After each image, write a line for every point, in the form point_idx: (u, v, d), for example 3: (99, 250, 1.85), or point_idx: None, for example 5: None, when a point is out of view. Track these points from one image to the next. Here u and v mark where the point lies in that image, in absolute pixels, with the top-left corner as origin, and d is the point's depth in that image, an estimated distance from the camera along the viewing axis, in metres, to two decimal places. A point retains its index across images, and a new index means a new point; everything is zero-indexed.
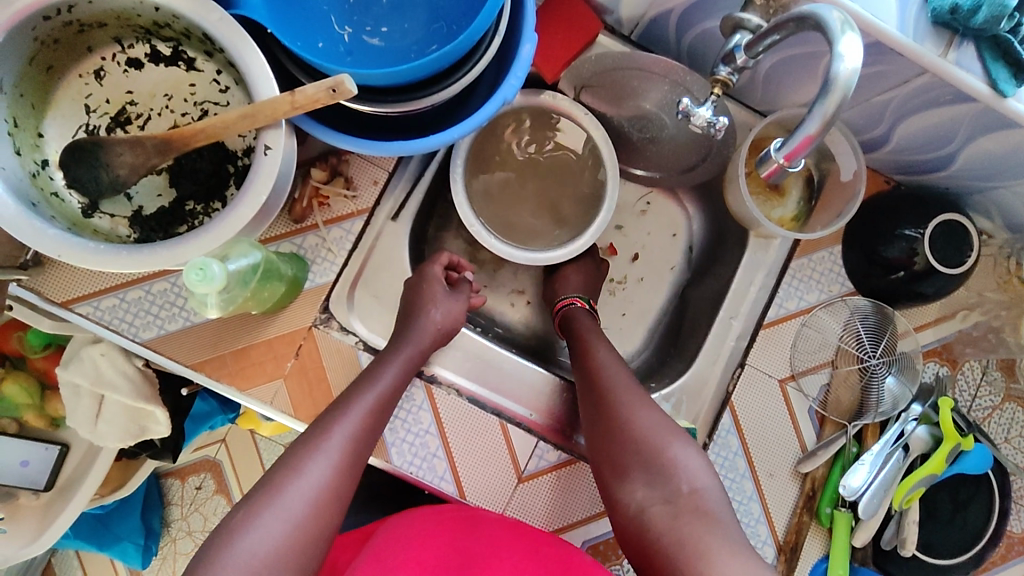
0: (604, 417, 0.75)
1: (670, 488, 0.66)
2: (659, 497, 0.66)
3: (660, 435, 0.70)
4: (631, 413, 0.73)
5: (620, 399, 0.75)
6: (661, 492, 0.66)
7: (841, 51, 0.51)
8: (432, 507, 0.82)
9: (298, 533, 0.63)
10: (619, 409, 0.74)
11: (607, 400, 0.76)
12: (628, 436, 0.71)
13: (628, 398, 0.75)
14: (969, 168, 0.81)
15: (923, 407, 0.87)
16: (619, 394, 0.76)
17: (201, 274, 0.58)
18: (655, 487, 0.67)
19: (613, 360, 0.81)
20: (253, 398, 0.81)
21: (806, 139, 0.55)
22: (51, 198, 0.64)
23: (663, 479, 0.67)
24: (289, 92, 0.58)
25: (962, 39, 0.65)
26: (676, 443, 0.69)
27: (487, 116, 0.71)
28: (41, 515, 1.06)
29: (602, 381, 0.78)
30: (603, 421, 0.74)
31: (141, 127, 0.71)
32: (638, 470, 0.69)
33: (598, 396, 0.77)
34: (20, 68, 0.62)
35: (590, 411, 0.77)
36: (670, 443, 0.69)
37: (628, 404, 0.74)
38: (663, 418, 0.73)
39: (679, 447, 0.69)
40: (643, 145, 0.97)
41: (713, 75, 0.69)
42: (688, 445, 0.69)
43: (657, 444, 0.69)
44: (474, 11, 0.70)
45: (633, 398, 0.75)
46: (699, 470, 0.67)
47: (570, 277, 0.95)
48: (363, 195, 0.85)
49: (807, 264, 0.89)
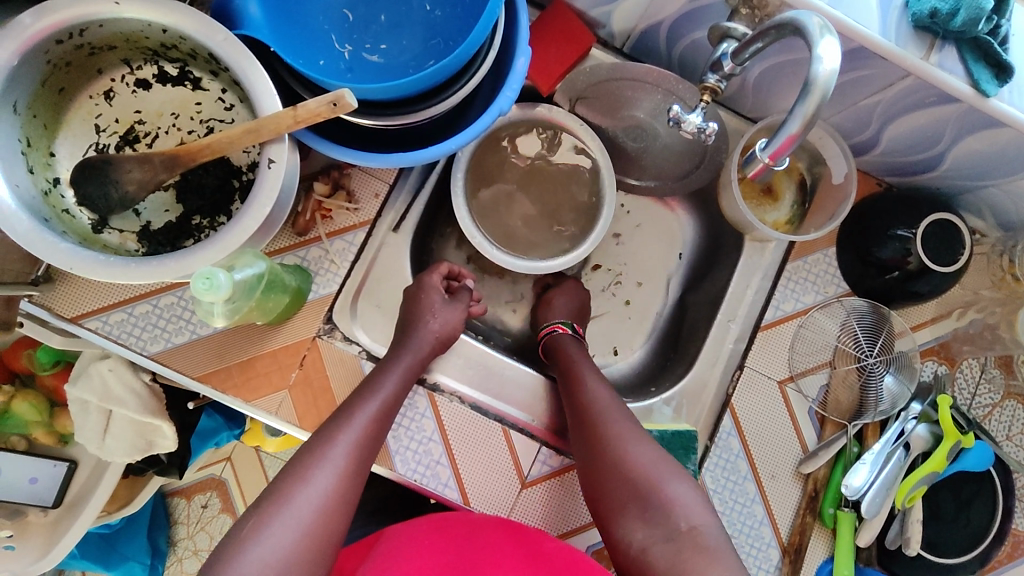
0: (596, 451, 0.75)
1: (669, 527, 0.67)
2: (660, 536, 0.67)
3: (657, 472, 0.71)
4: (625, 449, 0.73)
5: (612, 433, 0.75)
6: (661, 530, 0.67)
7: (819, 53, 0.53)
8: (433, 516, 0.83)
9: (305, 536, 0.64)
10: (612, 444, 0.74)
11: (597, 432, 0.76)
12: (626, 474, 0.72)
13: (621, 432, 0.75)
14: (958, 167, 0.83)
15: (923, 405, 0.87)
16: (610, 426, 0.76)
17: (207, 283, 0.60)
18: (656, 526, 0.67)
19: (601, 388, 0.82)
20: (259, 409, 0.82)
21: (789, 139, 0.57)
22: (62, 214, 0.66)
23: (663, 517, 0.68)
24: (292, 107, 0.60)
25: (944, 42, 0.67)
26: (674, 480, 0.70)
27: (484, 126, 0.73)
28: (49, 532, 1.06)
29: (591, 412, 0.78)
30: (595, 457, 0.75)
31: (149, 146, 0.73)
32: (636, 509, 0.69)
33: (588, 428, 0.77)
34: (33, 90, 0.64)
35: (581, 445, 0.77)
36: (667, 479, 0.70)
37: (622, 439, 0.74)
38: (659, 452, 0.74)
39: (675, 484, 0.70)
40: (638, 154, 0.98)
41: (702, 83, 0.70)
42: (684, 482, 0.70)
43: (656, 482, 0.70)
44: (470, 26, 0.72)
45: (626, 431, 0.75)
46: (697, 506, 0.68)
47: (555, 303, 0.96)
48: (365, 208, 0.86)
49: (802, 266, 0.90)
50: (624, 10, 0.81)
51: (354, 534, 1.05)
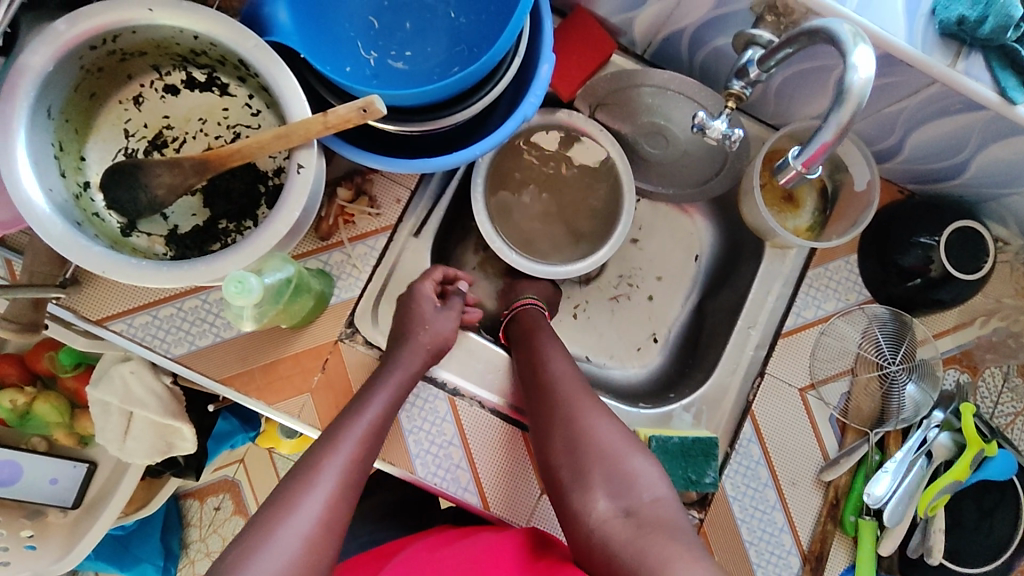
0: (559, 424, 0.76)
1: (631, 499, 0.68)
2: (621, 509, 0.68)
3: (621, 445, 0.72)
4: (588, 421, 0.75)
5: (576, 406, 0.76)
6: (624, 503, 0.68)
7: (853, 62, 0.53)
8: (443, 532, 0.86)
9: (321, 533, 0.67)
10: (575, 417, 0.75)
11: (564, 407, 0.76)
12: (589, 446, 0.73)
13: (585, 405, 0.76)
14: (982, 175, 0.82)
15: (945, 413, 0.87)
16: (577, 402, 0.77)
17: (239, 287, 0.60)
18: (618, 499, 0.69)
19: (565, 365, 0.82)
20: (282, 411, 0.83)
21: (822, 147, 0.57)
22: (92, 218, 0.67)
23: (625, 489, 0.69)
24: (322, 113, 0.60)
25: (970, 49, 0.67)
26: (637, 454, 0.72)
27: (508, 132, 0.72)
28: (68, 532, 1.07)
29: (559, 387, 0.79)
30: (558, 429, 0.75)
31: (177, 150, 0.74)
32: (599, 481, 0.70)
33: (553, 402, 0.77)
34: (66, 95, 0.65)
35: (543, 415, 0.77)
36: (632, 455, 0.72)
37: (585, 411, 0.76)
38: (621, 427, 0.75)
39: (638, 458, 0.71)
40: (657, 159, 0.98)
41: (727, 89, 0.71)
42: (647, 457, 0.72)
43: (620, 454, 0.72)
44: (494, 34, 0.72)
45: (590, 405, 0.77)
46: (659, 481, 0.70)
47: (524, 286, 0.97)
48: (387, 212, 0.87)
49: (823, 273, 0.90)
50: (647, 16, 0.81)
51: (367, 539, 1.05)
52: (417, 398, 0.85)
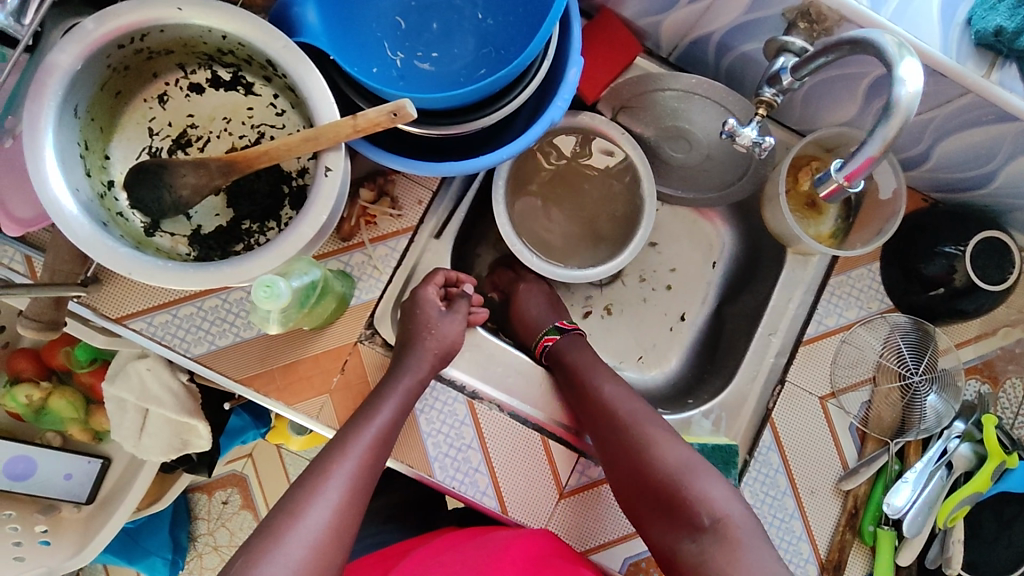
0: (620, 451, 0.78)
1: (696, 523, 0.71)
2: (689, 533, 0.71)
3: (683, 468, 0.74)
4: (650, 447, 0.77)
5: (636, 432, 0.78)
6: (690, 527, 0.71)
7: (900, 74, 0.52)
8: (453, 533, 0.86)
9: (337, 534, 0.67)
10: (637, 444, 0.77)
11: (623, 434, 0.79)
12: (652, 472, 0.75)
13: (646, 430, 0.78)
14: (1010, 185, 0.82)
15: (966, 424, 0.86)
16: (637, 428, 0.79)
17: (268, 292, 0.61)
18: (685, 523, 0.72)
19: (619, 389, 0.84)
20: (300, 412, 0.83)
21: (867, 160, 0.56)
22: (117, 217, 0.66)
23: (690, 513, 0.72)
24: (351, 117, 0.59)
25: (1006, 60, 0.66)
26: (700, 474, 0.74)
27: (535, 137, 0.72)
28: (83, 528, 1.08)
29: (616, 413, 0.81)
30: (621, 456, 0.78)
31: (201, 150, 0.73)
32: (666, 507, 0.74)
33: (611, 431, 0.80)
34: (93, 94, 0.64)
35: (605, 442, 0.80)
36: (697, 476, 0.74)
37: (647, 437, 0.78)
38: (684, 447, 0.77)
39: (700, 478, 0.73)
40: (679, 163, 0.97)
41: (757, 96, 0.70)
42: (710, 474, 0.74)
43: (682, 479, 0.74)
44: (523, 37, 0.71)
45: (651, 429, 0.79)
46: (724, 499, 0.72)
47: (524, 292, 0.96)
48: (408, 214, 0.86)
49: (845, 281, 0.90)
50: (674, 20, 0.81)
51: (371, 541, 1.04)
52: (436, 399, 0.85)
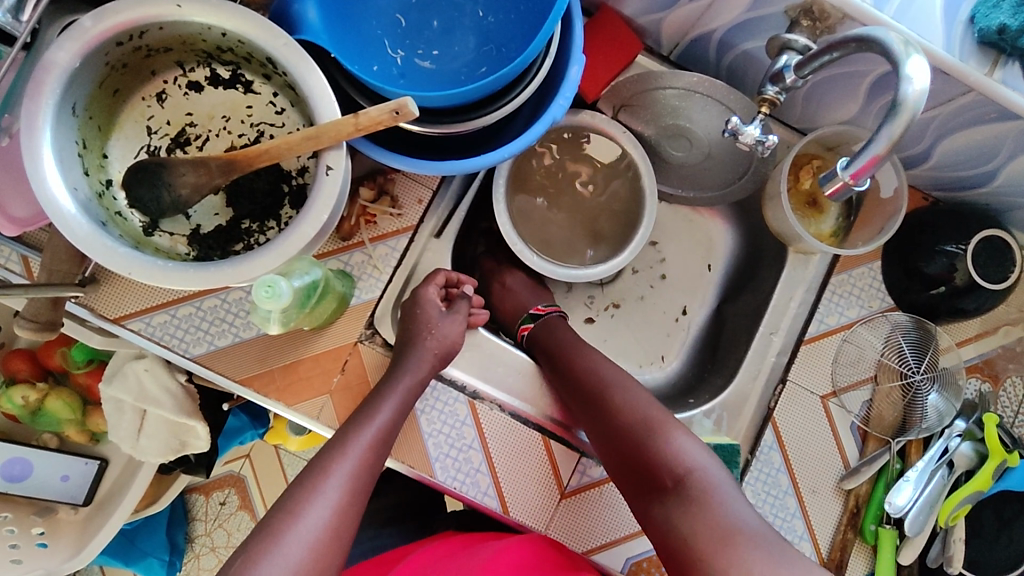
0: (596, 417, 0.79)
1: (669, 479, 0.71)
2: (662, 489, 0.72)
3: (654, 426, 0.75)
4: (622, 408, 0.78)
5: (609, 396, 0.80)
6: (663, 483, 0.72)
7: (908, 73, 0.52)
8: (450, 538, 0.86)
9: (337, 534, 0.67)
10: (610, 407, 0.79)
11: (600, 400, 0.80)
12: (625, 433, 0.76)
13: (619, 394, 0.80)
14: (1012, 184, 0.82)
15: (967, 423, 0.86)
16: (614, 394, 0.80)
17: (268, 291, 0.61)
18: (659, 480, 0.72)
19: (597, 358, 0.85)
20: (300, 413, 0.82)
21: (873, 158, 0.56)
22: (115, 217, 0.65)
23: (662, 469, 0.72)
24: (353, 115, 0.59)
25: (1009, 58, 0.66)
26: (671, 431, 0.75)
27: (537, 135, 0.71)
28: (80, 529, 1.07)
29: (591, 380, 0.82)
30: (597, 421, 0.79)
31: (200, 148, 0.72)
32: (639, 466, 0.74)
33: (589, 398, 0.81)
34: (91, 92, 0.64)
35: (582, 410, 0.82)
36: (667, 433, 0.75)
37: (620, 400, 0.79)
38: (656, 407, 0.78)
39: (671, 435, 0.74)
40: (680, 163, 0.97)
41: (760, 94, 0.70)
42: (682, 432, 0.75)
43: (653, 436, 0.74)
44: (524, 35, 0.71)
45: (624, 393, 0.80)
46: (695, 454, 0.72)
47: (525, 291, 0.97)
48: (408, 213, 0.85)
49: (846, 280, 0.90)
50: (676, 18, 0.80)
51: (371, 543, 1.03)
52: (437, 399, 0.84)
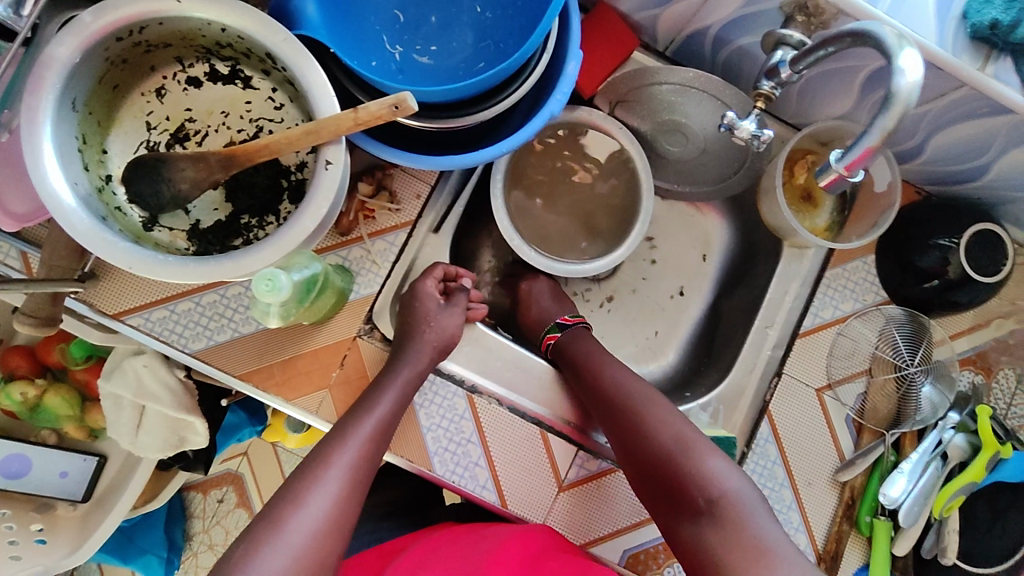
0: (625, 435, 0.79)
1: (701, 501, 0.71)
2: (694, 511, 0.71)
3: (685, 446, 0.74)
4: (652, 426, 0.77)
5: (638, 413, 0.79)
6: (694, 505, 0.71)
7: (900, 65, 0.53)
8: (450, 528, 0.86)
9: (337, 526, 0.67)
10: (639, 426, 0.78)
11: (628, 417, 0.79)
12: (655, 452, 0.76)
13: (648, 412, 0.79)
14: (1004, 178, 0.83)
15: (960, 415, 0.88)
16: (642, 411, 0.79)
17: (269, 285, 0.62)
18: (691, 502, 0.72)
19: (625, 373, 0.84)
20: (299, 408, 0.83)
21: (866, 151, 0.56)
22: (115, 212, 0.66)
23: (694, 491, 0.72)
24: (352, 109, 0.59)
25: (1000, 53, 0.67)
26: (701, 451, 0.74)
27: (534, 130, 0.72)
28: (79, 526, 1.07)
29: (619, 397, 0.81)
30: (626, 440, 0.79)
31: (199, 144, 0.73)
32: (670, 486, 0.74)
33: (617, 415, 0.80)
34: (90, 87, 0.64)
35: (610, 428, 0.81)
36: (698, 454, 0.74)
37: (648, 417, 0.78)
38: (686, 425, 0.77)
39: (703, 455, 0.73)
40: (676, 158, 0.97)
41: (755, 90, 0.71)
42: (713, 451, 0.74)
43: (683, 457, 0.74)
44: (522, 31, 0.72)
45: (653, 411, 0.79)
46: (727, 474, 0.72)
47: (536, 289, 0.97)
48: (406, 208, 0.86)
49: (841, 274, 0.91)
50: (671, 14, 0.81)
51: (369, 538, 1.04)
52: (436, 393, 0.85)
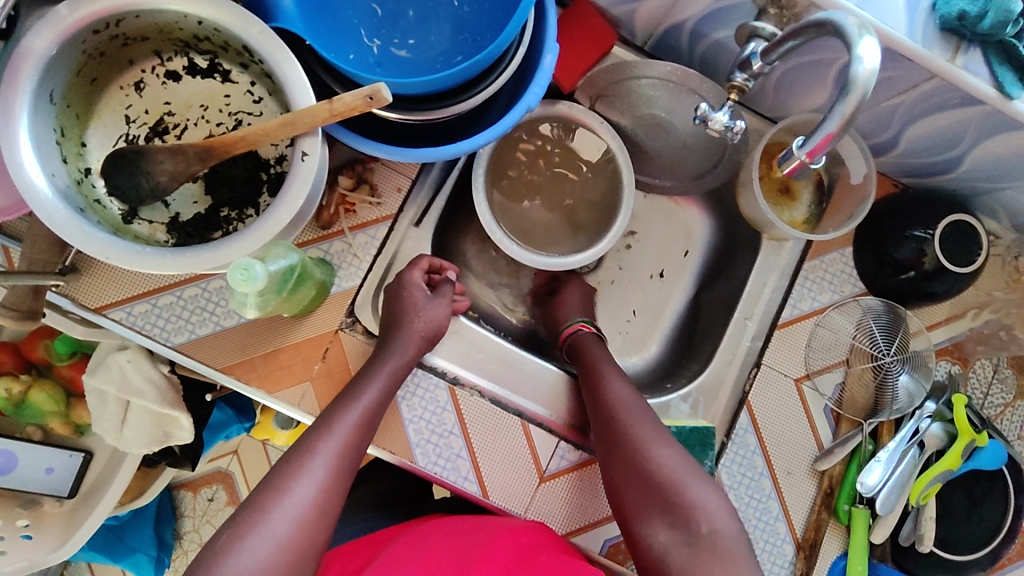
0: (621, 453, 0.76)
1: (690, 531, 0.68)
2: (680, 540, 0.68)
3: (682, 474, 0.72)
4: (650, 449, 0.74)
5: (638, 433, 0.76)
6: (682, 533, 0.68)
7: (859, 53, 0.54)
8: (440, 519, 0.86)
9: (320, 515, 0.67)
10: (638, 446, 0.75)
11: (627, 434, 0.76)
12: (650, 475, 0.72)
13: (648, 433, 0.76)
14: (976, 169, 0.84)
15: (937, 404, 0.89)
16: (642, 432, 0.76)
17: (244, 275, 0.61)
18: (678, 529, 0.68)
19: (626, 392, 0.82)
20: (281, 400, 0.83)
21: (827, 137, 0.58)
22: (94, 204, 0.66)
23: (685, 520, 0.69)
24: (327, 101, 0.60)
25: (970, 44, 0.68)
26: (697, 482, 0.71)
27: (511, 122, 0.73)
28: (65, 522, 1.07)
29: (622, 415, 0.79)
30: (621, 457, 0.75)
31: (178, 137, 0.74)
32: (659, 510, 0.70)
33: (612, 431, 0.78)
34: (68, 80, 0.64)
35: (605, 444, 0.78)
36: (693, 484, 0.71)
37: (648, 439, 0.75)
38: (684, 455, 0.75)
39: (699, 486, 0.71)
40: (656, 153, 1.00)
41: (729, 82, 0.72)
42: (708, 484, 0.71)
43: (680, 484, 0.71)
44: (499, 23, 0.73)
45: (654, 434, 0.76)
46: (719, 509, 0.69)
47: (568, 296, 0.98)
48: (388, 202, 0.87)
49: (819, 266, 0.91)
50: (648, 8, 0.82)
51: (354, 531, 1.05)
52: (418, 386, 0.85)
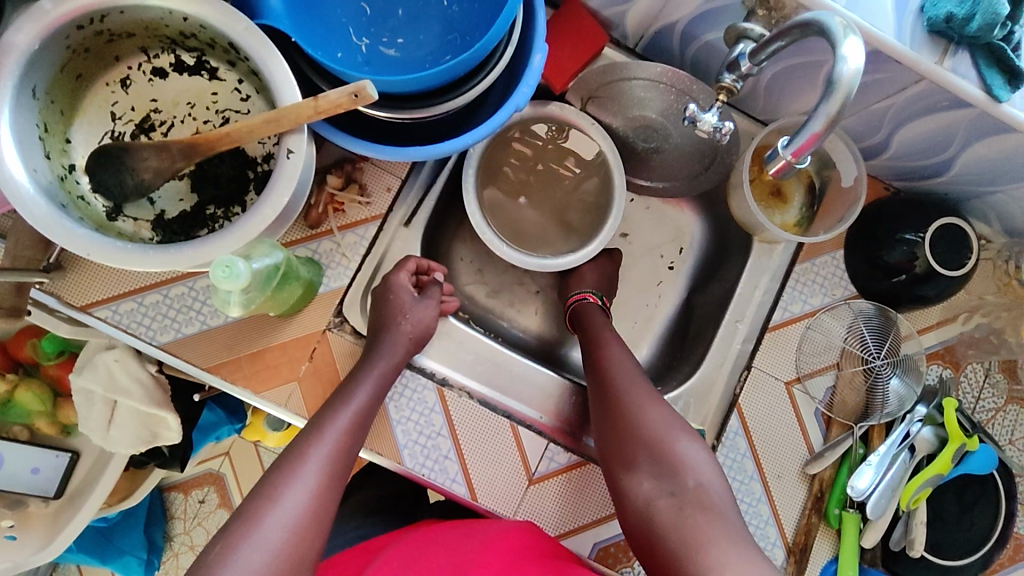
0: (612, 412, 0.76)
1: (676, 483, 0.68)
2: (666, 491, 0.68)
3: (670, 430, 0.72)
4: (640, 408, 0.75)
5: (629, 394, 0.77)
6: (669, 486, 0.69)
7: (843, 53, 0.54)
8: (432, 526, 0.84)
9: (311, 518, 0.67)
10: (628, 405, 0.76)
11: (618, 395, 0.77)
12: (638, 431, 0.73)
13: (638, 393, 0.77)
14: (966, 173, 0.84)
15: (928, 408, 0.88)
16: (632, 393, 0.77)
17: (227, 272, 0.62)
18: (664, 480, 0.69)
19: (625, 358, 0.82)
20: (267, 401, 0.82)
21: (812, 137, 0.57)
22: (77, 200, 0.65)
23: (671, 473, 0.69)
24: (313, 97, 0.59)
25: (958, 48, 0.68)
26: (684, 439, 0.72)
27: (500, 122, 0.72)
28: (51, 522, 1.06)
29: (615, 376, 0.79)
30: (612, 415, 0.76)
31: (165, 134, 0.73)
32: (646, 463, 0.71)
33: (608, 393, 0.78)
34: (52, 75, 0.64)
35: (598, 404, 0.79)
36: (680, 440, 0.71)
37: (639, 399, 0.76)
38: (673, 415, 0.75)
39: (686, 442, 0.71)
40: (648, 155, 0.98)
41: (718, 82, 0.71)
42: (696, 443, 0.72)
43: (667, 440, 0.71)
44: (488, 22, 0.72)
45: (645, 394, 0.77)
46: (706, 466, 0.70)
47: (586, 275, 0.96)
48: (377, 202, 0.86)
49: (810, 269, 0.91)
50: (639, 10, 0.82)
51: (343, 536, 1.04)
52: (407, 387, 0.85)
